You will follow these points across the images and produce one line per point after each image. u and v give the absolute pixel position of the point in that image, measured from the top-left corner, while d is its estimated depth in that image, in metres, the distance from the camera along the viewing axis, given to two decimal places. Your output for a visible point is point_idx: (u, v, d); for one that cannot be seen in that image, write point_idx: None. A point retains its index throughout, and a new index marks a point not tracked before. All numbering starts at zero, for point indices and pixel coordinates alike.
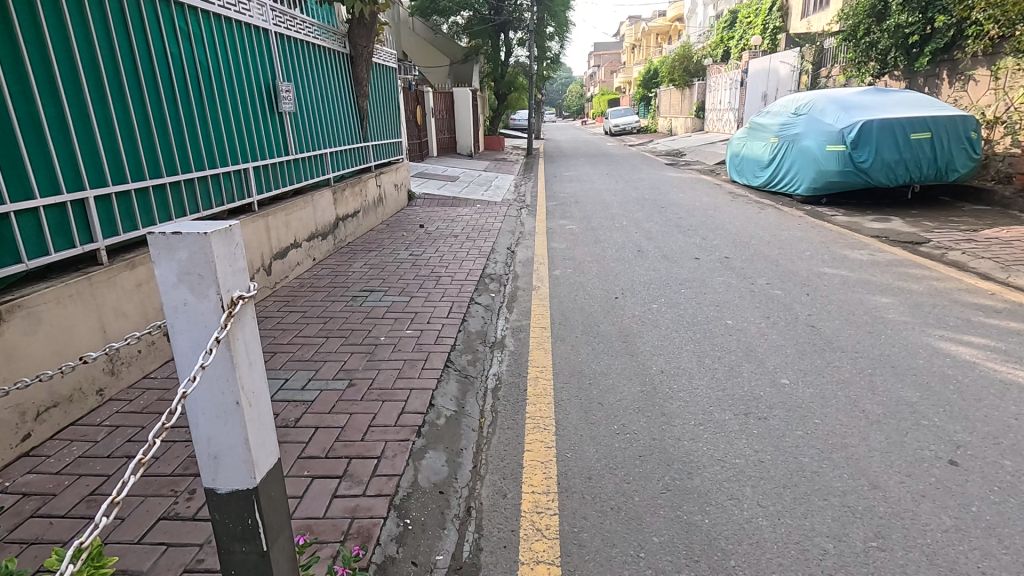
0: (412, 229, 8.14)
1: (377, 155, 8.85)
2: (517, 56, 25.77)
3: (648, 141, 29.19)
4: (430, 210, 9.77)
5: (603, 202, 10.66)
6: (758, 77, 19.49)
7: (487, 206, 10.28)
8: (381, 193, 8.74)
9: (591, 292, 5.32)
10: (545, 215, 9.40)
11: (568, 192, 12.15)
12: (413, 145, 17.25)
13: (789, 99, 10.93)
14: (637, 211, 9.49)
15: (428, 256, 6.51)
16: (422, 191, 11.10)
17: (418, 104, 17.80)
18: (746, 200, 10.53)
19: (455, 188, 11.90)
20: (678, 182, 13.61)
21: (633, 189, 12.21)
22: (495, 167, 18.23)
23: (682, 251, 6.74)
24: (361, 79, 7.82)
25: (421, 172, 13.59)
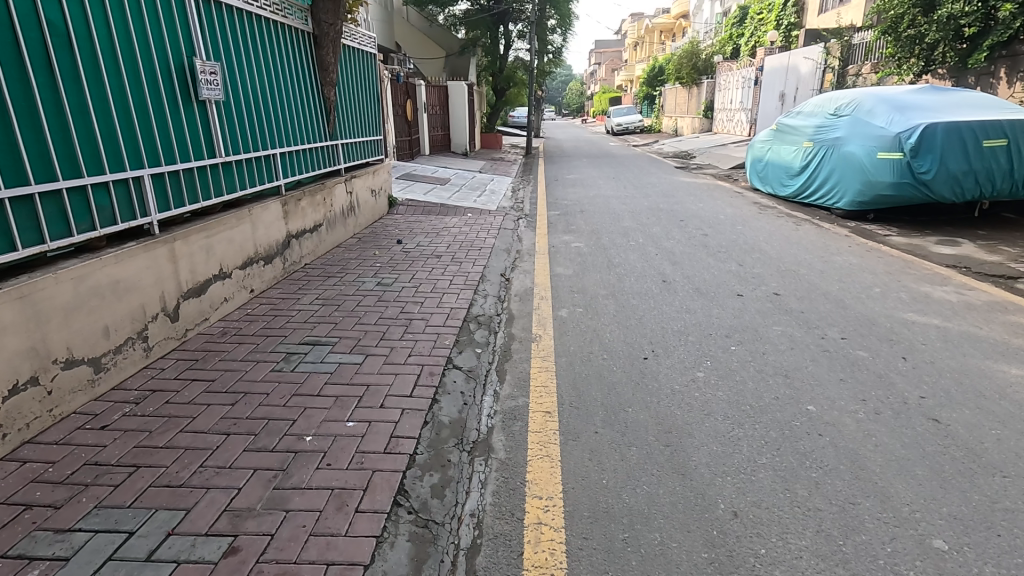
0: (385, 246, 6.79)
1: (350, 155, 7.47)
2: (516, 49, 24.36)
3: (653, 141, 27.83)
4: (412, 220, 8.41)
5: (612, 211, 9.37)
6: (776, 74, 18.15)
7: (479, 214, 8.95)
8: (353, 200, 7.37)
9: (610, 347, 4.02)
10: (546, 228, 8.11)
11: (571, 199, 10.83)
12: (401, 142, 15.86)
13: (826, 98, 9.57)
14: (653, 225, 8.19)
15: (399, 287, 5.18)
16: (406, 196, 9.75)
17: (408, 98, 16.41)
18: (776, 212, 9.24)
19: (445, 193, 10.52)
20: (693, 188, 12.30)
21: (644, 196, 10.88)
22: (491, 168, 16.86)
23: (717, 282, 5.46)
24: (327, 63, 6.45)
25: (408, 173, 12.21)
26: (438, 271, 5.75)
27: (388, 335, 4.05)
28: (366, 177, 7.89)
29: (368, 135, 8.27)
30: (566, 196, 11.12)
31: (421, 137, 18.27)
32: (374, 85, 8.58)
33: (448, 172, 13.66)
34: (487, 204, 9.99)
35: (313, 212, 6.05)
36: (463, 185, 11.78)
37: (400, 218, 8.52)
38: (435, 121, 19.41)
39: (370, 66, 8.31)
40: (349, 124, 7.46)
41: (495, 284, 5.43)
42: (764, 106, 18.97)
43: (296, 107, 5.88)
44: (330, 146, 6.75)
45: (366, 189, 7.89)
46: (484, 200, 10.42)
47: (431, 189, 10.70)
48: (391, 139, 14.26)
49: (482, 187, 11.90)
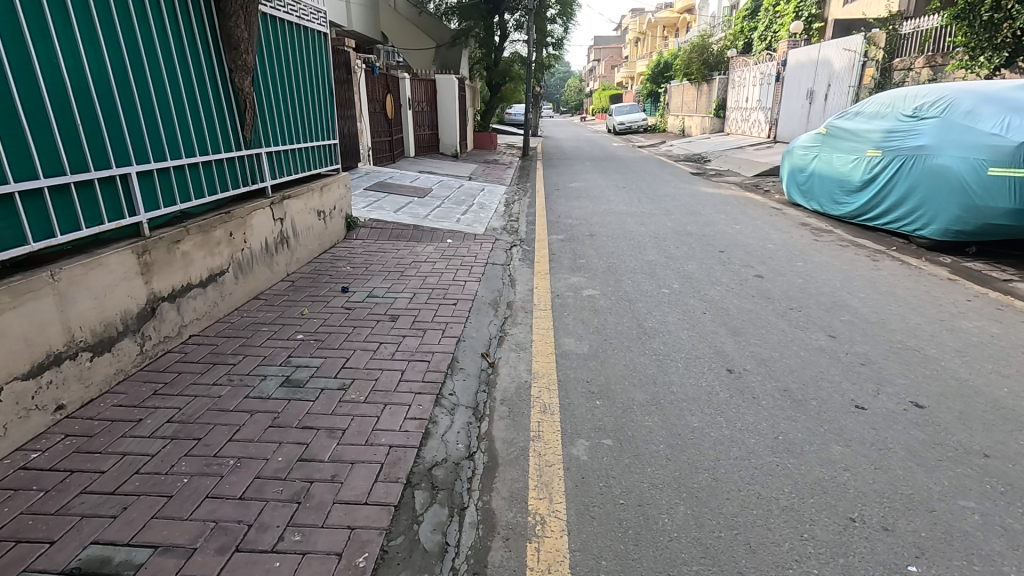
0: (317, 299, 4.83)
1: (282, 168, 5.53)
2: (513, 41, 22.42)
3: (660, 142, 25.92)
4: (371, 252, 6.44)
5: (631, 236, 7.51)
6: (804, 70, 16.22)
7: (461, 241, 7.04)
8: (285, 231, 5.41)
9: (675, 566, 2.11)
10: (548, 263, 6.23)
11: (577, 215, 8.95)
12: (381, 143, 13.88)
13: (897, 96, 7.75)
14: (686, 259, 6.32)
15: (313, 390, 3.25)
16: (372, 213, 7.81)
17: (389, 92, 14.43)
18: (835, 238, 7.37)
19: (422, 208, 8.55)
20: (720, 201, 10.40)
21: (665, 213, 8.98)
22: (483, 174, 14.92)
23: (810, 373, 3.59)
24: (237, 38, 4.55)
25: (383, 183, 10.25)
26: (385, 350, 3.81)
27: (250, 538, 2.13)
28: (307, 196, 5.92)
29: (315, 139, 6.30)
30: (570, 212, 9.23)
31: (405, 137, 16.33)
32: (329, 75, 6.63)
33: (432, 179, 11.69)
34: (475, 223, 8.04)
35: (205, 256, 4.11)
36: (448, 197, 9.82)
37: (357, 249, 6.54)
38: (423, 119, 17.46)
39: (319, 49, 6.34)
40: (283, 125, 5.51)
41: (470, 380, 3.51)
42: (790, 105, 17.05)
43: (175, 102, 3.96)
44: (245, 155, 4.82)
45: (307, 212, 5.92)
46: (470, 217, 8.44)
47: (407, 203, 8.73)
48: (367, 141, 12.30)
49: (471, 200, 9.94)
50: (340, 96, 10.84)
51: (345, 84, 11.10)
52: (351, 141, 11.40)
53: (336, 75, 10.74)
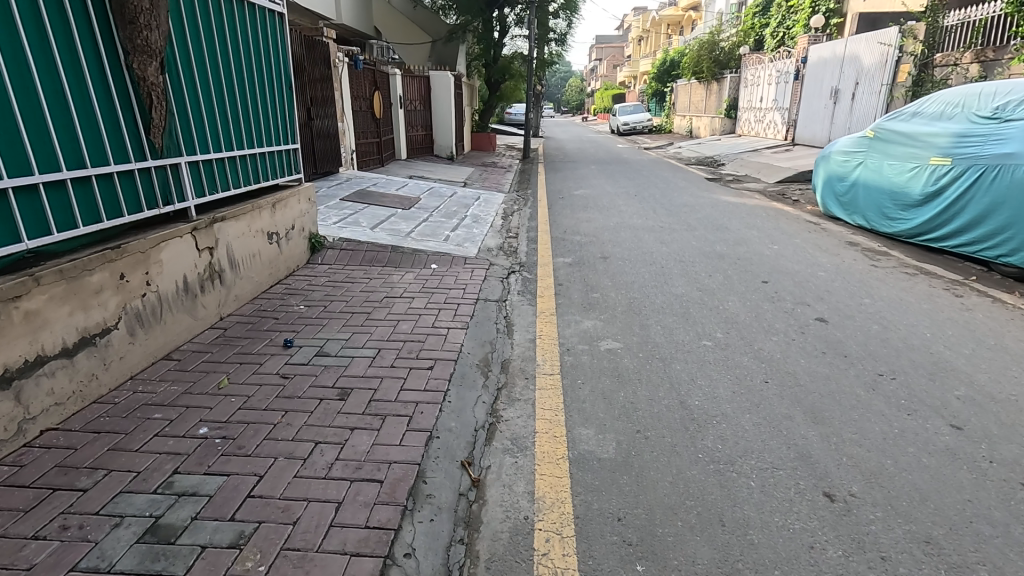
0: (246, 360, 3.60)
1: (214, 182, 4.33)
2: (513, 37, 21.20)
3: (668, 143, 24.70)
4: (336, 284, 5.22)
5: (651, 259, 6.33)
6: (829, 66, 15.00)
7: (448, 266, 5.84)
8: (215, 263, 4.21)
9: None
10: (554, 298, 5.05)
11: (585, 231, 7.78)
12: (367, 145, 12.67)
13: (965, 95, 6.67)
14: (724, 293, 5.14)
15: (188, 552, 2.06)
16: (345, 230, 6.62)
17: (377, 89, 13.21)
18: (895, 262, 6.19)
19: (406, 223, 7.33)
20: (746, 213, 9.19)
21: (687, 229, 7.79)
22: (480, 179, 13.72)
23: (951, 504, 2.41)
24: (132, 8, 3.33)
25: (365, 191, 9.03)
26: (321, 458, 2.62)
27: None
28: (250, 217, 4.72)
29: (266, 144, 5.09)
30: (578, 226, 8.05)
31: (395, 138, 15.12)
32: (286, 65, 5.42)
33: (422, 186, 10.46)
34: (466, 241, 6.81)
35: (72, 312, 2.92)
36: (437, 208, 8.60)
37: (318, 280, 5.32)
38: (415, 119, 16.24)
39: (271, 31, 5.13)
40: (216, 126, 4.30)
41: (440, 519, 2.33)
42: (813, 105, 15.84)
43: (20, 95, 2.79)
44: (152, 166, 3.63)
45: (251, 236, 4.71)
46: (461, 233, 7.21)
47: (388, 217, 7.50)
48: (351, 142, 11.11)
49: (465, 211, 8.72)
50: (317, 92, 9.62)
51: (325, 78, 9.88)
52: (332, 142, 10.20)
53: (313, 68, 9.51)
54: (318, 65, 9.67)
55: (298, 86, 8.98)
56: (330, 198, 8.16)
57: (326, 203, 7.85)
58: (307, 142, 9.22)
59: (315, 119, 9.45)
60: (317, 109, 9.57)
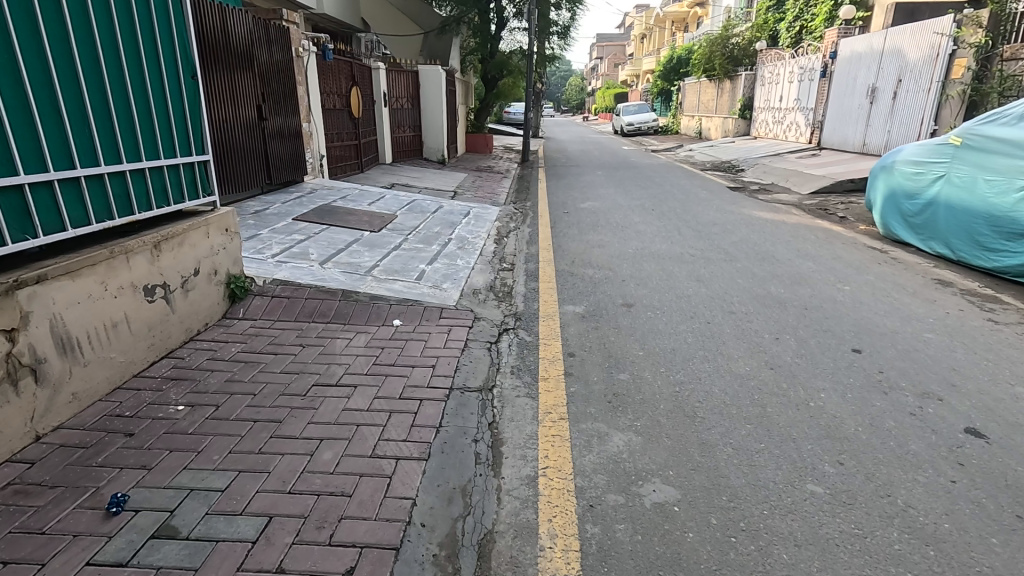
0: (15, 557, 2.03)
1: (28, 219, 2.80)
2: (512, 30, 19.61)
3: (678, 145, 23.13)
4: (247, 361, 3.61)
5: (690, 308, 4.79)
6: (864, 62, 13.51)
7: (418, 323, 4.27)
8: (22, 353, 2.63)
9: None
10: (564, 383, 3.49)
11: (598, 260, 6.24)
12: (344, 148, 11.13)
13: None
14: (807, 374, 3.61)
15: None
16: (286, 265, 5.05)
17: (356, 85, 11.65)
18: (1016, 313, 4.66)
19: (370, 253, 5.74)
20: (789, 234, 7.65)
21: (726, 259, 6.26)
22: (472, 187, 12.15)
23: None
24: None
25: (329, 206, 7.46)
26: None
27: None
28: (107, 268, 3.13)
29: (146, 158, 3.53)
30: (588, 254, 6.51)
31: (379, 140, 13.58)
32: (184, 45, 3.85)
33: (401, 199, 8.86)
34: (445, 280, 5.23)
35: None
36: (416, 229, 7.01)
37: (224, 354, 3.70)
38: (403, 118, 14.64)
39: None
40: (26, 134, 2.77)
41: None
42: (844, 104, 14.34)
43: None
44: None
45: (107, 299, 3.12)
46: (439, 267, 5.62)
47: (347, 245, 5.91)
48: (321, 146, 9.52)
49: (449, 233, 7.13)
50: (274, 86, 8.00)
51: (285, 71, 8.27)
52: (294, 147, 8.59)
53: (269, 56, 7.88)
54: (277, 54, 8.05)
55: (248, 78, 7.37)
56: (281, 218, 6.59)
57: (274, 224, 6.27)
58: (257, 147, 7.60)
59: (269, 119, 7.83)
60: (273, 108, 7.95)
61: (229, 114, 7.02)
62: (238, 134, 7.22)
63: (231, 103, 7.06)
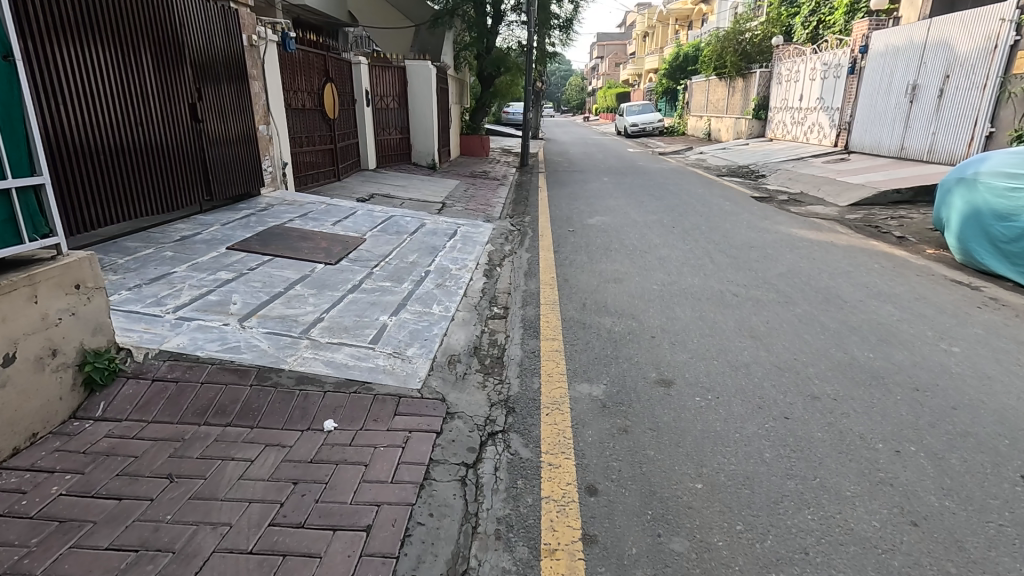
0: None
1: None
2: (510, 24, 18.20)
3: (687, 148, 21.73)
4: (62, 517, 2.23)
5: (752, 389, 3.41)
6: (902, 56, 12.15)
7: (360, 427, 2.87)
8: None
9: None
10: (581, 564, 2.12)
11: (615, 303, 4.86)
12: (317, 153, 9.77)
13: None
14: (974, 538, 2.23)
15: None
16: (191, 323, 3.65)
17: (332, 81, 10.27)
18: None
19: (315, 299, 4.33)
20: (844, 261, 6.28)
21: (779, 302, 4.89)
22: (463, 197, 10.76)
23: None
24: None
25: (282, 228, 6.07)
26: None
27: None
28: None
29: None
30: (602, 293, 5.13)
31: (361, 143, 12.24)
32: None
33: (375, 215, 7.45)
34: (412, 342, 3.83)
35: None
36: (385, 259, 5.60)
37: (32, 501, 2.31)
38: (388, 118, 13.23)
39: None
40: None
41: None
42: (878, 103, 12.97)
43: None
44: None
45: None
46: (406, 319, 4.22)
47: (287, 287, 4.51)
48: (283, 151, 8.10)
49: (427, 262, 5.73)
50: (217, 79, 6.54)
51: (232, 60, 6.82)
52: (245, 152, 7.16)
53: (208, 41, 6.38)
54: (222, 39, 6.62)
55: (180, 67, 5.93)
56: (212, 246, 5.20)
57: (199, 256, 4.87)
58: (190, 154, 6.14)
59: (208, 119, 6.37)
60: (215, 105, 6.51)
61: (152, 110, 5.59)
62: (166, 137, 5.77)
63: (153, 97, 5.62)
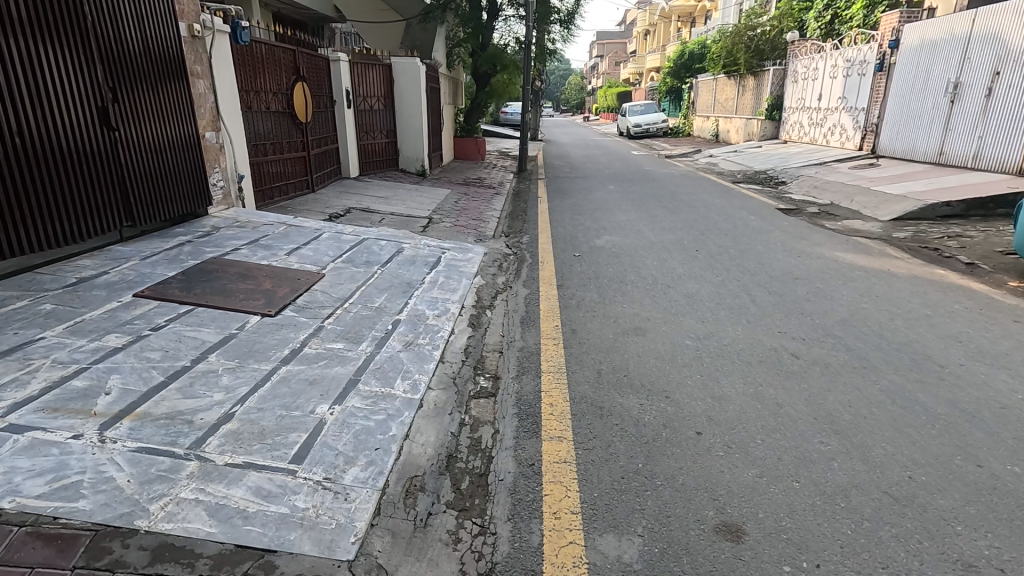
0: None
1: None
2: (507, 18, 16.98)
3: (695, 150, 20.54)
4: None
5: (865, 547, 2.23)
6: (942, 51, 10.95)
7: None
8: None
9: None
10: None
11: (639, 373, 3.68)
12: (286, 162, 8.59)
13: None
14: None
15: None
16: (26, 434, 2.47)
17: (304, 78, 9.07)
18: None
19: (230, 380, 3.14)
20: (915, 299, 5.10)
21: (854, 369, 3.71)
22: (454, 209, 9.59)
23: None
24: None
25: (218, 262, 4.87)
26: None
27: None
28: None
29: None
30: (620, 354, 3.95)
31: (341, 149, 11.09)
32: None
33: (343, 238, 6.25)
34: (354, 457, 2.63)
35: None
36: (343, 306, 4.40)
37: None
38: (372, 121, 12.02)
39: None
40: None
41: None
42: (912, 103, 11.77)
43: None
44: None
45: None
46: (354, 411, 3.02)
47: (198, 358, 3.31)
48: (237, 162, 6.88)
49: (398, 307, 4.53)
50: (139, 77, 5.29)
51: (161, 54, 5.57)
52: (182, 165, 5.91)
53: (125, 29, 5.12)
54: (145, 28, 5.35)
55: (84, 61, 4.68)
56: (115, 292, 4.02)
57: (90, 311, 3.69)
58: (103, 171, 4.89)
59: (126, 127, 5.11)
60: (136, 109, 5.25)
61: (45, 119, 4.32)
62: (67, 153, 4.53)
63: (49, 102, 4.38)
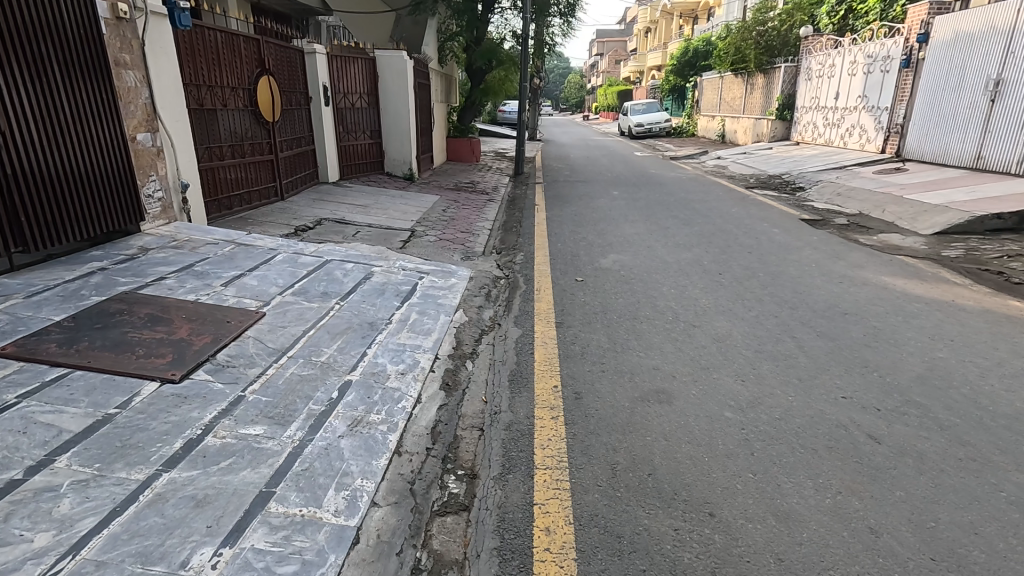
0: None
1: None
2: (504, 10, 15.96)
3: (702, 152, 19.55)
4: None
5: None
6: (980, 44, 9.99)
7: None
8: None
9: None
10: None
11: (667, 470, 2.69)
12: (250, 167, 7.59)
13: None
14: None
15: None
16: None
17: (272, 71, 8.05)
18: None
19: (72, 506, 2.12)
20: (1001, 343, 4.11)
21: (962, 465, 2.72)
22: (441, 218, 8.59)
23: None
24: None
25: (128, 298, 3.87)
26: None
27: None
28: None
29: None
30: (641, 435, 2.96)
31: (319, 151, 10.10)
32: None
33: (300, 261, 5.24)
34: None
35: None
36: (278, 362, 3.39)
37: None
38: (354, 120, 11.00)
39: None
40: None
41: None
42: (945, 102, 10.79)
43: None
44: None
45: None
46: (251, 560, 2.00)
47: (38, 465, 2.29)
48: (180, 169, 5.84)
49: (351, 363, 3.51)
50: (32, 63, 4.23)
51: (67, 38, 4.52)
52: (99, 173, 4.86)
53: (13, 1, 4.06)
54: (45, 6, 4.31)
55: None
56: None
57: None
58: None
59: (11, 126, 4.05)
60: (29, 104, 4.20)
61: None
62: None
63: None
